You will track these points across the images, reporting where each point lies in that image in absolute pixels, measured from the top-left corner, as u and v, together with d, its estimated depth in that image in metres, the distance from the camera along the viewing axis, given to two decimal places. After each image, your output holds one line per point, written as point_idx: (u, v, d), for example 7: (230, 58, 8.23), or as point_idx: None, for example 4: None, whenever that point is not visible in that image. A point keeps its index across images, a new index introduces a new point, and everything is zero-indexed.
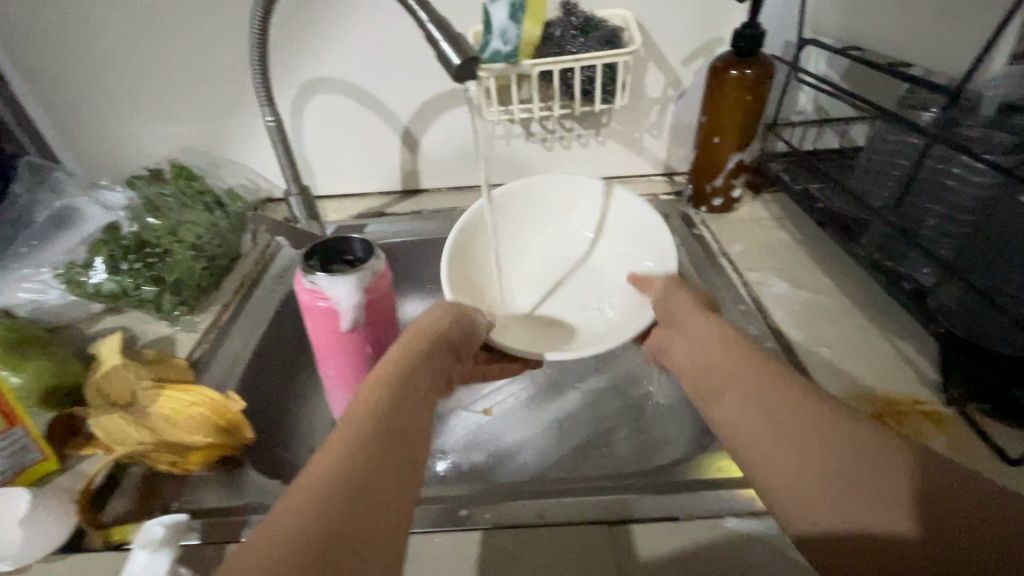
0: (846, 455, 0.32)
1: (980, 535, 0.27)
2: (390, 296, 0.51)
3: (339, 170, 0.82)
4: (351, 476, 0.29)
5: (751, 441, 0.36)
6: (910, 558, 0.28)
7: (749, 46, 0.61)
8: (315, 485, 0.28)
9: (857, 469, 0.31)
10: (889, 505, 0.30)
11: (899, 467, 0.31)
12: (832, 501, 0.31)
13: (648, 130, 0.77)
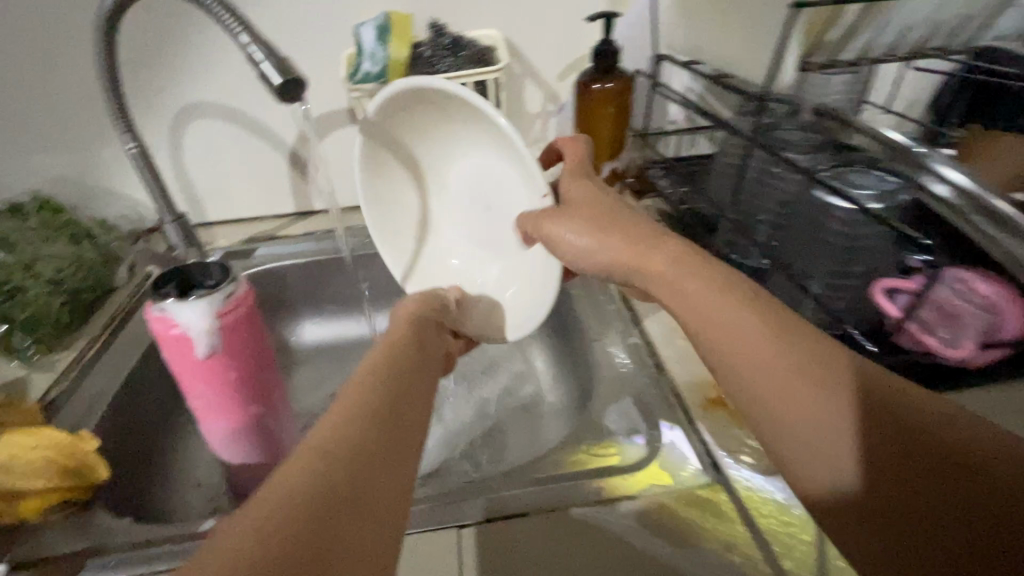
0: (811, 411, 0.31)
1: (931, 500, 0.27)
2: (253, 318, 0.51)
3: (227, 195, 0.80)
4: (332, 491, 0.27)
5: (751, 381, 0.33)
6: (855, 512, 0.29)
7: (607, 62, 0.65)
8: (309, 473, 0.28)
9: (819, 426, 0.30)
10: (843, 465, 0.30)
11: (850, 423, 0.30)
12: (799, 457, 0.31)
13: (533, 144, 0.80)
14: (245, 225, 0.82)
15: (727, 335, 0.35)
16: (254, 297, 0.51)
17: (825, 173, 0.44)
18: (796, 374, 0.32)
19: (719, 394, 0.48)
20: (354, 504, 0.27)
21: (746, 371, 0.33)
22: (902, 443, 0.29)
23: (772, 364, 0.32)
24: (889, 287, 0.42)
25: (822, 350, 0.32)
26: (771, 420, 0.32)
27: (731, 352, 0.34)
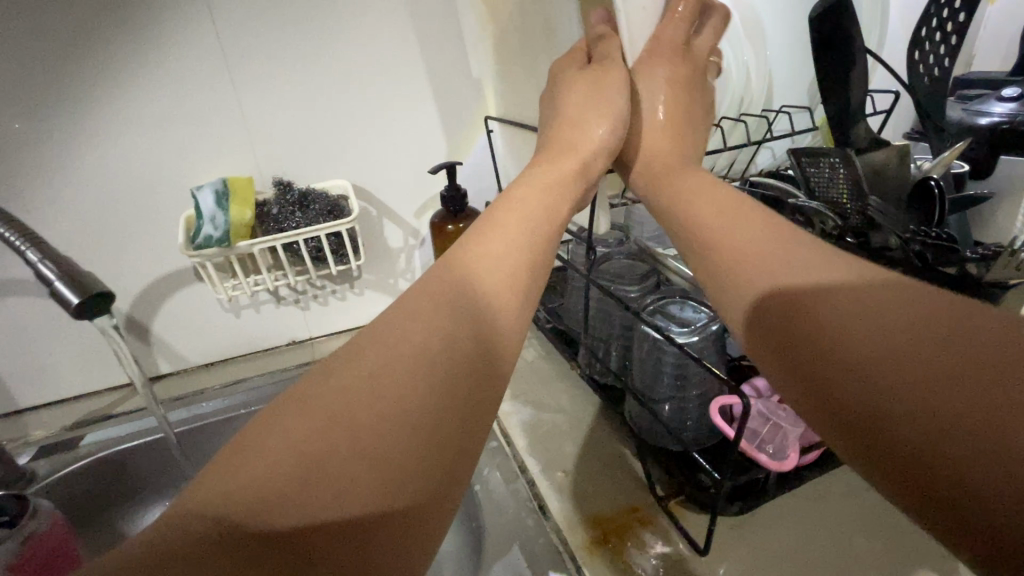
0: (828, 283, 0.29)
1: (875, 386, 0.24)
2: (74, 544, 0.44)
3: (44, 377, 0.69)
4: (315, 492, 0.25)
5: (784, 273, 0.31)
6: (790, 346, 0.28)
7: (456, 206, 0.70)
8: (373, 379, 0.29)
9: (816, 289, 0.29)
10: (784, 315, 0.29)
11: (860, 306, 0.27)
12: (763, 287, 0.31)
13: (400, 275, 0.82)
14: (71, 407, 0.71)
15: (770, 244, 0.33)
16: (62, 526, 0.44)
17: (647, 309, 0.49)
18: (831, 266, 0.30)
19: (599, 529, 0.48)
20: (373, 470, 0.26)
21: (759, 259, 0.32)
22: (925, 348, 0.24)
23: (801, 253, 0.31)
24: (721, 405, 0.46)
25: (881, 279, 0.28)
26: (733, 265, 0.33)
27: (790, 257, 0.31)
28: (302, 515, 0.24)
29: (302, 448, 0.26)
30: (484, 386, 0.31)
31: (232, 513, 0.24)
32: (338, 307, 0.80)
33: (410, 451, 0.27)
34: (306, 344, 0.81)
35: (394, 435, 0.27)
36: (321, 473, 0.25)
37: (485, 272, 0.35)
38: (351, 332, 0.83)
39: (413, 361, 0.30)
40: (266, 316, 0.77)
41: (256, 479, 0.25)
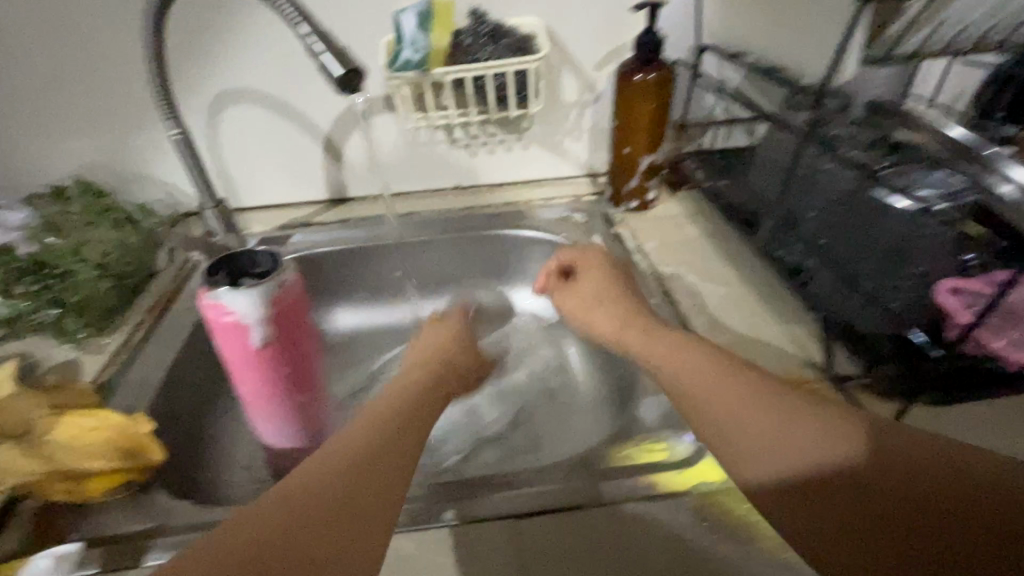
0: (789, 424, 0.35)
1: (900, 531, 0.31)
2: (302, 306, 0.50)
3: (261, 184, 0.80)
4: (324, 498, 0.31)
5: (746, 425, 0.36)
6: (798, 513, 0.33)
7: (650, 51, 0.65)
8: (334, 452, 0.34)
9: (788, 424, 0.35)
10: (778, 466, 0.34)
11: (838, 432, 0.34)
12: (756, 460, 0.35)
13: (568, 133, 0.80)
14: (279, 212, 0.82)
15: (733, 399, 0.37)
16: (299, 288, 0.50)
17: None
18: (766, 416, 0.35)
19: None
20: (337, 534, 0.30)
21: (726, 420, 0.37)
22: (911, 488, 0.31)
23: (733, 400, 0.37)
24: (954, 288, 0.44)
25: (830, 416, 0.35)
26: (718, 425, 0.37)
27: (721, 411, 0.37)
28: (341, 518, 0.30)
29: (294, 511, 0.30)
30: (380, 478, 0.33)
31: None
32: (503, 158, 0.82)
33: (384, 495, 0.33)
34: (470, 192, 0.84)
35: (368, 507, 0.32)
36: (339, 480, 0.32)
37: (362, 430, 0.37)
38: (511, 187, 0.84)
39: (359, 448, 0.35)
40: (439, 157, 0.80)
41: (300, 501, 0.30)
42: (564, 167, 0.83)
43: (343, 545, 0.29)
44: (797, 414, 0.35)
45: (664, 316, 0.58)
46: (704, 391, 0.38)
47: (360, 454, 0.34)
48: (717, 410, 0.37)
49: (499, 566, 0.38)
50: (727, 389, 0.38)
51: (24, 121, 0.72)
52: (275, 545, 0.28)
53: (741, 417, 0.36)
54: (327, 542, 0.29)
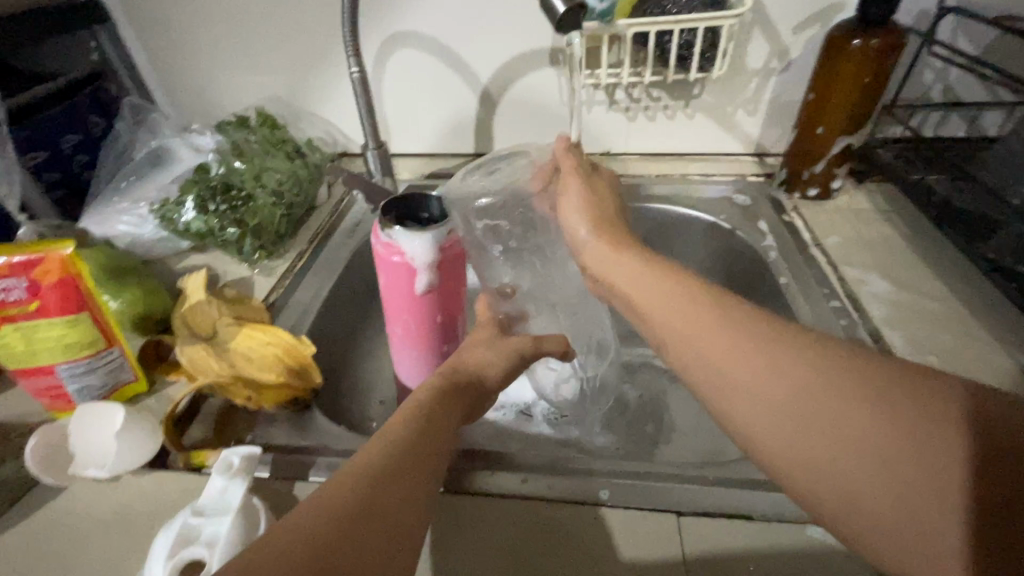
0: (858, 422, 0.26)
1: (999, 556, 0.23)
2: (462, 258, 0.49)
3: (415, 131, 0.81)
4: (369, 469, 0.31)
5: (780, 415, 0.28)
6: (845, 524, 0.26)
7: (880, 13, 0.55)
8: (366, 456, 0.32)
9: (844, 427, 0.26)
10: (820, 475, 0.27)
11: (929, 443, 0.25)
12: (794, 465, 0.28)
13: (742, 104, 0.72)
14: (427, 161, 0.83)
15: (765, 371, 0.29)
16: (461, 242, 0.48)
17: None
18: (820, 406, 0.27)
19: None
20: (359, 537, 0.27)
21: (752, 408, 0.29)
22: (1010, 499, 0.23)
23: (780, 365, 0.28)
24: None
25: (912, 412, 0.25)
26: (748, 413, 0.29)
27: (753, 380, 0.29)
28: (371, 489, 0.29)
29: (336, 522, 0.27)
30: (417, 469, 0.32)
31: None
32: (663, 126, 0.76)
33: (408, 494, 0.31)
34: (619, 159, 0.79)
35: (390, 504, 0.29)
36: (373, 451, 0.32)
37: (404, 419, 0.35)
38: (663, 159, 0.79)
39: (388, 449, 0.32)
40: (595, 119, 0.76)
41: (337, 475, 0.30)
42: (728, 141, 0.76)
43: (381, 514, 0.29)
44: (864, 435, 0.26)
45: (848, 322, 0.51)
46: (712, 371, 0.31)
47: (388, 437, 0.34)
48: (752, 382, 0.29)
49: (655, 560, 0.35)
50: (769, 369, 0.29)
51: (220, 52, 0.78)
52: (317, 513, 0.27)
53: (778, 406, 0.28)
54: (367, 509, 0.28)
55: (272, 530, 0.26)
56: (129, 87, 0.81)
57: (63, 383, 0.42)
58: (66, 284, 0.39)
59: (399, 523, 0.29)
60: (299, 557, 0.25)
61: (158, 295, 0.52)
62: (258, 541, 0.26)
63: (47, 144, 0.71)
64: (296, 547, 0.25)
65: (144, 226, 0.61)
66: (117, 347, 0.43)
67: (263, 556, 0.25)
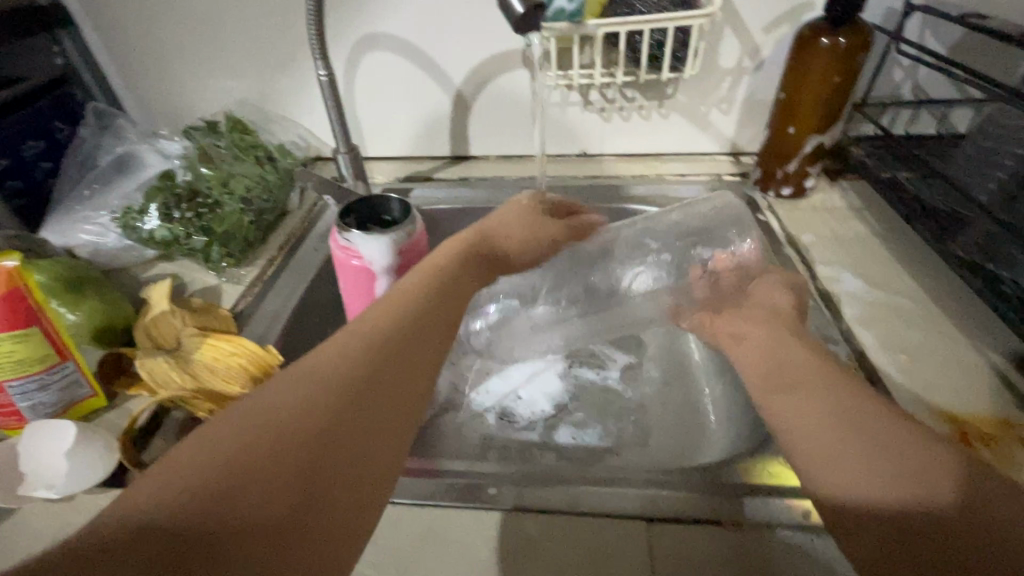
0: (874, 427, 0.31)
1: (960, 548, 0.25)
2: (425, 261, 0.49)
3: (390, 134, 0.80)
4: (337, 401, 0.29)
5: (809, 415, 0.34)
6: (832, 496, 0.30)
7: (847, 11, 0.55)
8: (321, 373, 0.31)
9: (863, 428, 0.32)
10: (827, 457, 0.31)
11: (925, 457, 0.29)
12: (812, 448, 0.32)
13: (716, 104, 0.72)
14: (404, 164, 0.82)
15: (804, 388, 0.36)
16: (423, 244, 0.48)
17: None
18: (840, 416, 0.33)
19: (957, 426, 0.40)
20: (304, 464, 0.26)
21: (789, 409, 0.36)
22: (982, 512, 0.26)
23: (818, 388, 0.36)
24: None
25: (918, 440, 0.30)
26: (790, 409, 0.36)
27: (800, 394, 0.36)
28: (340, 423, 0.28)
29: (278, 445, 0.26)
30: (374, 393, 0.31)
31: (168, 523, 0.22)
32: (638, 127, 0.76)
33: (354, 409, 0.29)
34: (597, 160, 0.79)
35: (336, 427, 0.28)
36: (338, 380, 0.30)
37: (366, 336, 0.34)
38: (640, 160, 0.79)
39: (345, 368, 0.31)
40: (570, 119, 0.76)
41: (296, 405, 0.28)
42: (703, 141, 0.76)
43: (351, 452, 0.28)
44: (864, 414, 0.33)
45: (821, 320, 0.51)
46: (776, 386, 0.38)
47: (334, 369, 0.31)
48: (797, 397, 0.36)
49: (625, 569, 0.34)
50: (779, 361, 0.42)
51: (187, 55, 0.76)
52: (280, 444, 0.26)
53: (810, 406, 0.35)
54: (330, 444, 0.27)
55: (225, 457, 0.25)
56: (94, 92, 0.80)
57: (13, 400, 0.40)
58: (13, 297, 0.38)
59: (368, 459, 0.28)
60: (259, 497, 0.24)
61: (119, 306, 0.51)
62: (201, 463, 0.25)
63: (7, 152, 0.69)
64: (253, 481, 0.24)
65: (107, 235, 0.60)
66: (72, 361, 0.42)
67: (216, 485, 0.24)
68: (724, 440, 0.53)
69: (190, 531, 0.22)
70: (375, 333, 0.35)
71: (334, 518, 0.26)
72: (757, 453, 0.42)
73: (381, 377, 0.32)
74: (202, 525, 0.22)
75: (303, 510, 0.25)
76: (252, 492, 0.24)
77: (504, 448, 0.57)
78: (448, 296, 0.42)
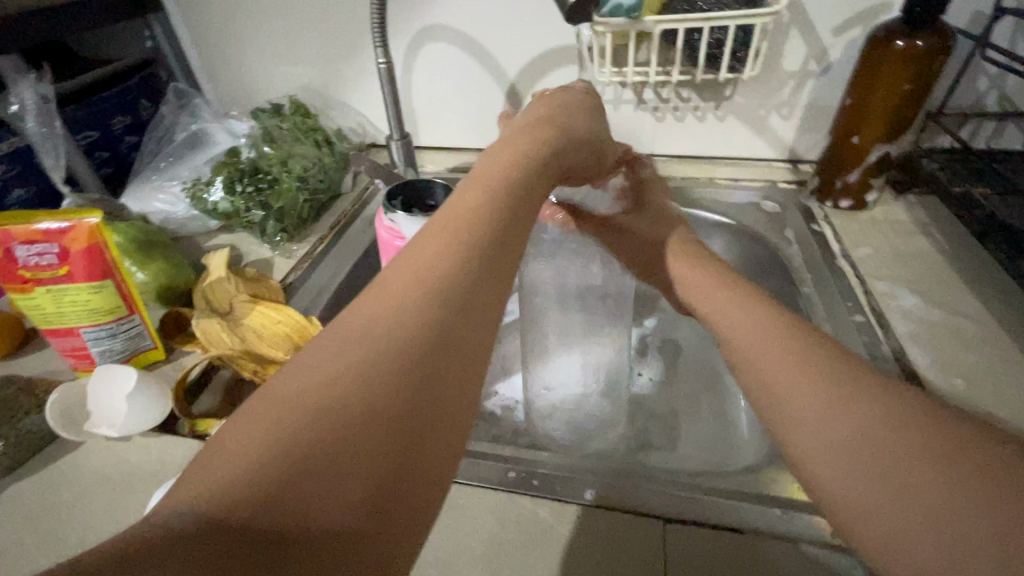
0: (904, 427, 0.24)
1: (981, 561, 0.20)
2: None
3: (442, 124, 0.82)
4: (403, 367, 0.23)
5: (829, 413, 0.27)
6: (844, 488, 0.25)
7: (926, 12, 0.52)
8: (392, 309, 0.25)
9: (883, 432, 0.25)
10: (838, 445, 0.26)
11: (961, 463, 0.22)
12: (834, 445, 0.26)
13: (776, 108, 0.70)
14: (453, 155, 0.84)
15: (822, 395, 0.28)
16: None
17: None
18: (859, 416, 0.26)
19: None
20: (388, 429, 0.21)
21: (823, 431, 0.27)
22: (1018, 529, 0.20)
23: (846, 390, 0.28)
24: None
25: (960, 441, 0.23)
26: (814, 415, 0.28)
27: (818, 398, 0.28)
28: (415, 385, 0.22)
29: (353, 405, 0.21)
30: (462, 332, 0.25)
31: (215, 507, 0.18)
32: (692, 128, 0.74)
33: (430, 353, 0.24)
34: (646, 160, 0.78)
35: (410, 378, 0.23)
36: (400, 340, 0.23)
37: (435, 249, 0.27)
38: (691, 161, 0.77)
39: (418, 298, 0.25)
40: (622, 118, 0.75)
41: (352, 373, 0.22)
42: (760, 146, 0.74)
43: (431, 429, 0.22)
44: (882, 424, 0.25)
45: (870, 337, 0.48)
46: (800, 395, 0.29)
47: (404, 300, 0.25)
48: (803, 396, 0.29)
49: (638, 565, 0.34)
50: (846, 435, 0.26)
51: (259, 41, 0.81)
52: (350, 418, 0.21)
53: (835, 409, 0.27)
54: (413, 406, 0.22)
55: (279, 447, 0.19)
56: (176, 73, 0.86)
57: (86, 345, 0.45)
58: (91, 252, 0.42)
59: (450, 438, 0.23)
60: (336, 487, 0.19)
61: (183, 270, 0.55)
62: (250, 452, 0.19)
63: (98, 124, 0.76)
64: (319, 476, 0.19)
65: (177, 205, 0.65)
66: (138, 315, 0.46)
67: (277, 472, 0.19)
68: (755, 451, 0.52)
69: (255, 544, 0.17)
70: (443, 266, 0.27)
71: (418, 514, 0.21)
72: (788, 465, 0.41)
73: (468, 313, 0.26)
74: (269, 534, 0.18)
75: (383, 498, 0.20)
76: (322, 489, 0.19)
77: (528, 438, 0.58)
78: (525, 209, 0.33)
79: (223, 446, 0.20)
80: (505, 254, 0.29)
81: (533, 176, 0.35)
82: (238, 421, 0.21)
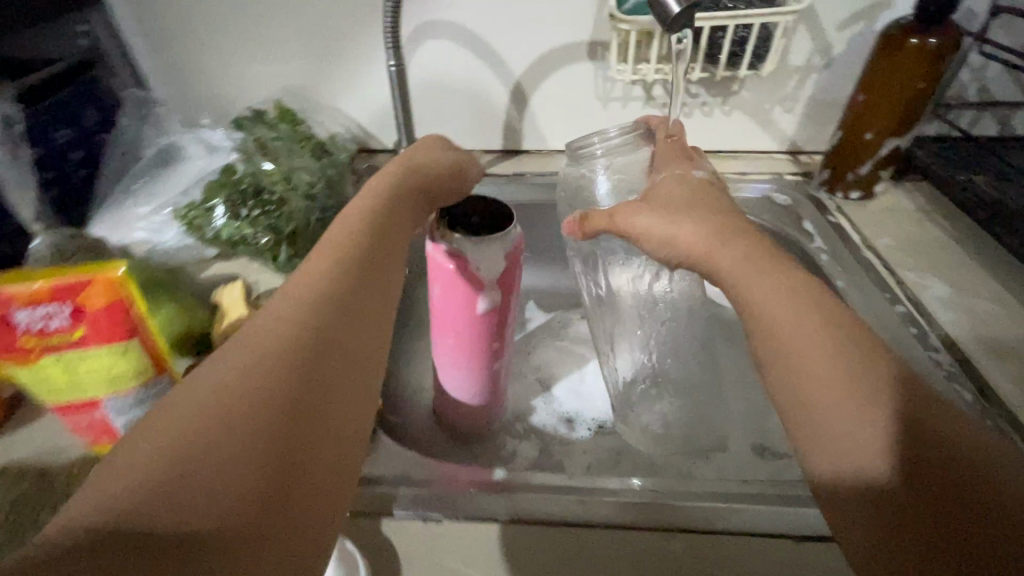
0: (875, 396, 0.30)
1: (935, 521, 0.26)
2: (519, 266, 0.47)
3: (439, 124, 0.77)
4: (279, 400, 0.28)
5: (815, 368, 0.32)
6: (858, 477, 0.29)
7: (940, 11, 0.54)
8: (262, 348, 0.30)
9: (864, 399, 0.30)
10: (826, 410, 0.31)
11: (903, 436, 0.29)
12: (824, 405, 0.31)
13: (780, 102, 0.72)
14: None
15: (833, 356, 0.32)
16: (519, 253, 0.46)
17: None
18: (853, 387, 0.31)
19: None
20: (277, 461, 0.26)
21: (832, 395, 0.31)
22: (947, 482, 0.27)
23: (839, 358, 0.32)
24: None
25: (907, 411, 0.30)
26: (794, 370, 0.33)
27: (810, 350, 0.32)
28: (295, 418, 0.28)
29: (223, 434, 0.26)
30: (327, 370, 0.31)
31: (98, 521, 0.22)
32: (699, 123, 0.74)
33: (295, 390, 0.29)
34: None
35: (275, 412, 0.27)
36: (277, 380, 0.29)
37: (309, 297, 0.33)
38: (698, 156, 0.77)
39: (286, 341, 0.31)
40: (630, 115, 0.74)
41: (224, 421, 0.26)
42: (762, 139, 0.75)
43: (308, 459, 0.27)
44: (864, 396, 0.30)
45: (919, 327, 0.50)
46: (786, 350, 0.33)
47: (271, 340, 0.30)
48: (794, 345, 0.33)
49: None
50: (839, 388, 0.31)
51: (226, 39, 0.72)
52: (222, 443, 0.25)
53: (807, 369, 0.32)
54: (290, 437, 0.27)
55: (158, 467, 0.24)
56: (122, 75, 0.75)
57: (109, 415, 0.38)
58: (110, 308, 0.35)
59: (326, 462, 0.28)
60: (220, 498, 0.24)
61: (194, 311, 0.48)
62: (134, 474, 0.24)
63: (39, 141, 0.64)
64: (196, 499, 0.24)
65: (162, 232, 0.57)
66: (165, 373, 0.40)
67: (157, 487, 0.23)
68: None
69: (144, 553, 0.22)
70: (301, 307, 0.33)
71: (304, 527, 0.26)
72: None
73: (324, 353, 0.31)
74: (168, 546, 0.22)
75: (269, 510, 0.25)
76: (199, 495, 0.24)
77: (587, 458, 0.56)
78: (377, 249, 0.39)
79: (118, 463, 0.24)
80: (354, 295, 0.36)
81: (392, 219, 0.42)
82: (126, 445, 0.25)
